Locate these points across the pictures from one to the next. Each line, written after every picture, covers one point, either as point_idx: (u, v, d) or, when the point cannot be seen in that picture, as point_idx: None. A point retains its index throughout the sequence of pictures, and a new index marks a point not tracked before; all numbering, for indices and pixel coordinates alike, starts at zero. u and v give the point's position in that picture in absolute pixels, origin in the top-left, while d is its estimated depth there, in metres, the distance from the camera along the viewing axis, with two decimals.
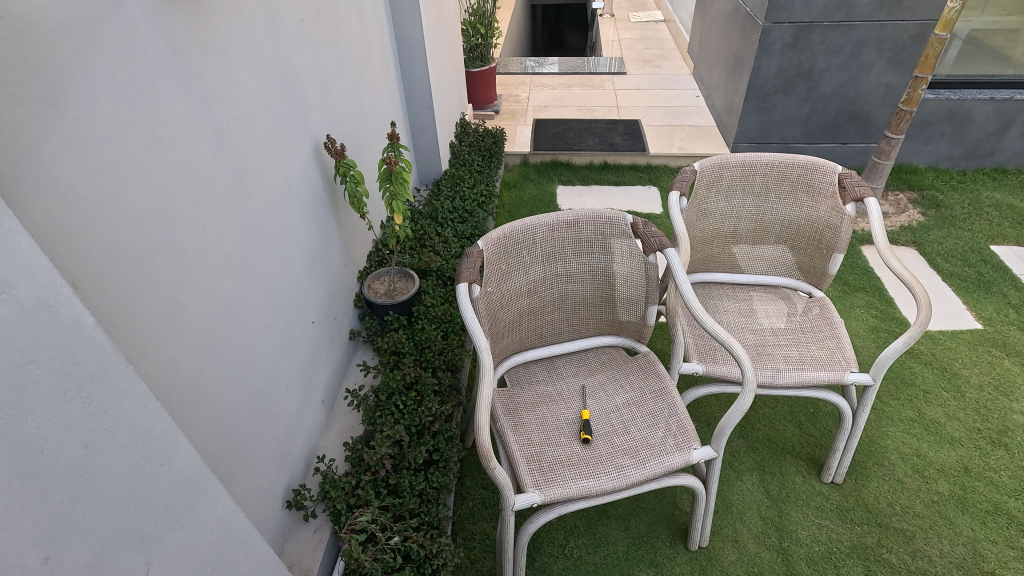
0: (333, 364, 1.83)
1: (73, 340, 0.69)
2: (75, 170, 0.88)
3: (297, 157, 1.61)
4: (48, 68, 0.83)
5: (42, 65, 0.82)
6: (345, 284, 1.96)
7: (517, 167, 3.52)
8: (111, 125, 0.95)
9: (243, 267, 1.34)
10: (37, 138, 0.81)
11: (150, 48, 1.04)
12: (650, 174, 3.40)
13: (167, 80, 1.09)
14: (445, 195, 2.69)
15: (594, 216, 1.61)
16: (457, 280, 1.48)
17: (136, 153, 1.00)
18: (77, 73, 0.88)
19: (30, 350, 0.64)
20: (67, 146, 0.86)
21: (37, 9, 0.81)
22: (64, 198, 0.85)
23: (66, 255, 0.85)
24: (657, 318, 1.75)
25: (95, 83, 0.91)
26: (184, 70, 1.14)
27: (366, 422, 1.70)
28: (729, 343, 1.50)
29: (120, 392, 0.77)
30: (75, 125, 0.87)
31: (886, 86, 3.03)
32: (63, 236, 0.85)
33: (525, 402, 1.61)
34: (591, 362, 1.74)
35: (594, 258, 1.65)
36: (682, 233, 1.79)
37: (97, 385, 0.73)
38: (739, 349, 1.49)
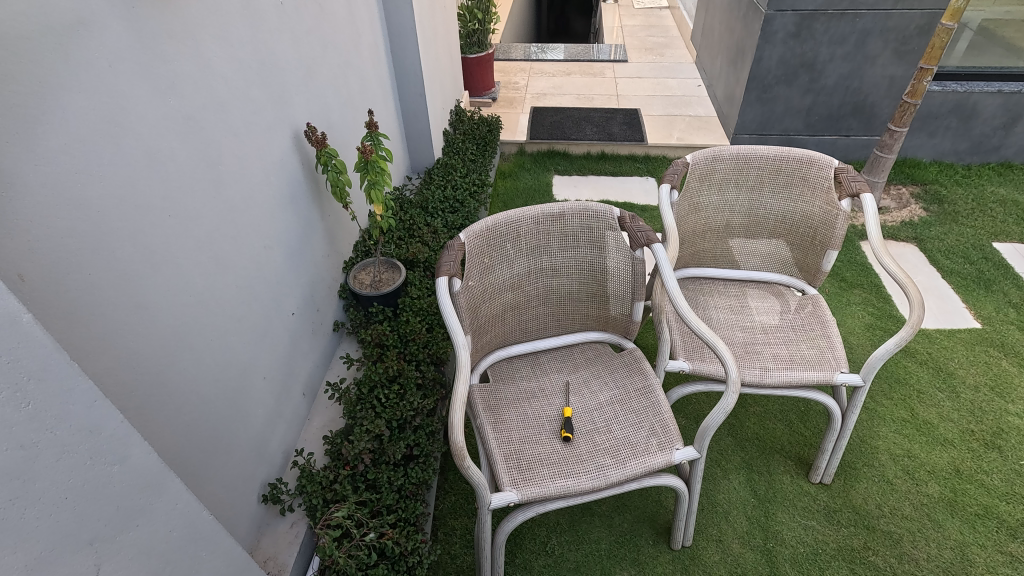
0: (315, 356, 1.81)
1: (7, 338, 0.66)
2: (23, 159, 0.84)
3: (276, 146, 1.56)
4: None
5: None
6: (329, 276, 1.92)
7: (513, 156, 3.47)
8: (64, 111, 0.91)
9: (216, 260, 1.31)
10: None
11: (109, 30, 0.99)
12: (648, 165, 3.35)
13: (129, 66, 1.04)
14: (436, 185, 2.64)
15: (580, 209, 1.57)
16: (437, 274, 1.45)
17: (93, 140, 0.96)
18: (25, 57, 0.84)
19: None
20: (12, 134, 0.82)
21: None
22: (8, 188, 0.82)
23: (10, 248, 0.82)
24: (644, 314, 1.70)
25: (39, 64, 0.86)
26: (149, 55, 1.09)
27: (346, 415, 1.68)
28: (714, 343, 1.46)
29: (64, 391, 0.74)
30: (22, 111, 0.84)
31: (891, 78, 2.95)
32: (6, 228, 0.81)
33: (506, 398, 1.58)
34: (576, 358, 1.71)
35: (580, 253, 1.61)
36: (671, 228, 1.74)
37: (35, 385, 0.70)
38: (724, 350, 1.45)
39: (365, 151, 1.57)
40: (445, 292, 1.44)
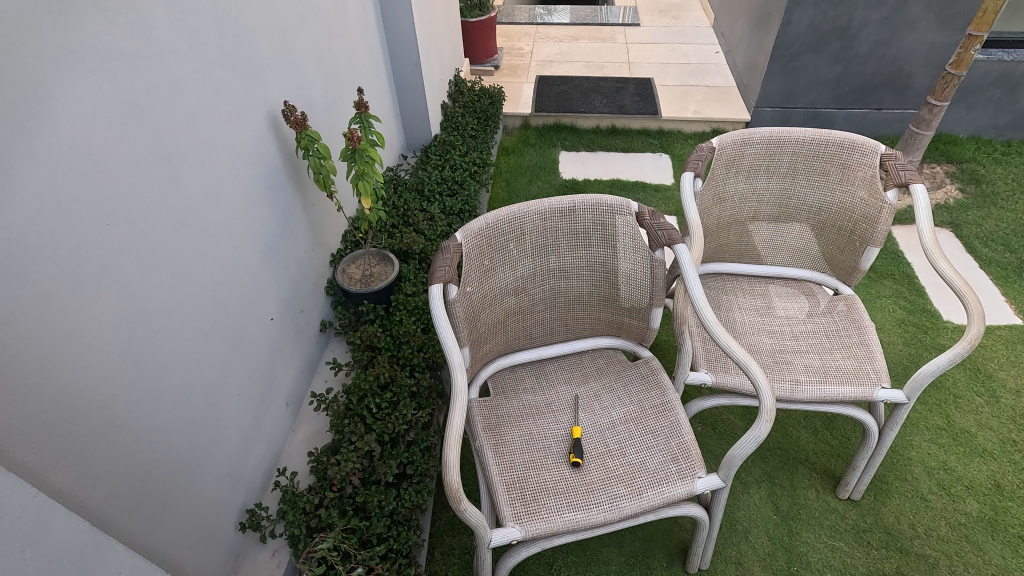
0: (299, 362, 1.65)
1: None
2: None
3: (246, 130, 1.36)
4: None
5: None
6: (315, 272, 1.75)
7: (517, 130, 3.23)
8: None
9: (171, 270, 1.13)
10: None
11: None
12: (662, 140, 3.12)
13: (47, 43, 0.85)
14: (433, 165, 2.44)
15: (593, 204, 1.38)
16: (430, 280, 1.27)
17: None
18: None
19: None
20: None
21: None
22: None
23: None
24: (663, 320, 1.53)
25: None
26: (74, 27, 0.89)
27: (334, 429, 1.53)
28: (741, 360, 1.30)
29: None
30: None
31: (931, 45, 2.70)
32: None
33: (509, 415, 1.43)
34: (586, 368, 1.54)
35: (592, 252, 1.43)
36: (694, 222, 1.54)
37: None
38: (754, 368, 1.29)
39: (353, 138, 1.37)
40: (440, 300, 1.27)
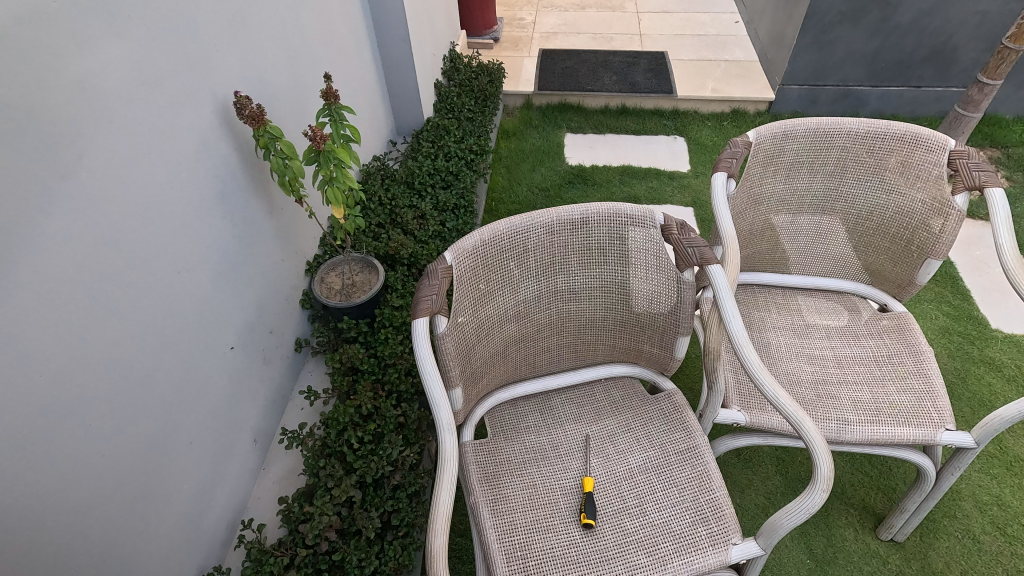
0: (269, 391, 1.44)
1: None
2: None
3: (189, 127, 1.13)
4: None
5: None
6: (287, 286, 1.53)
7: (518, 110, 2.97)
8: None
9: (86, 310, 0.92)
10: None
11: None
12: (677, 122, 2.85)
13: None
14: (424, 153, 2.19)
15: (609, 215, 1.15)
16: (413, 314, 1.06)
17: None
18: None
19: None
20: None
21: None
22: None
23: None
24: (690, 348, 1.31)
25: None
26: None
27: (308, 471, 1.34)
28: (793, 414, 1.05)
29: None
30: None
31: (982, 14, 2.42)
32: None
33: (509, 462, 1.23)
34: (599, 401, 1.33)
35: (608, 271, 1.21)
36: (727, 233, 1.25)
37: None
38: (810, 426, 1.04)
39: (318, 138, 1.14)
40: (424, 338, 1.03)
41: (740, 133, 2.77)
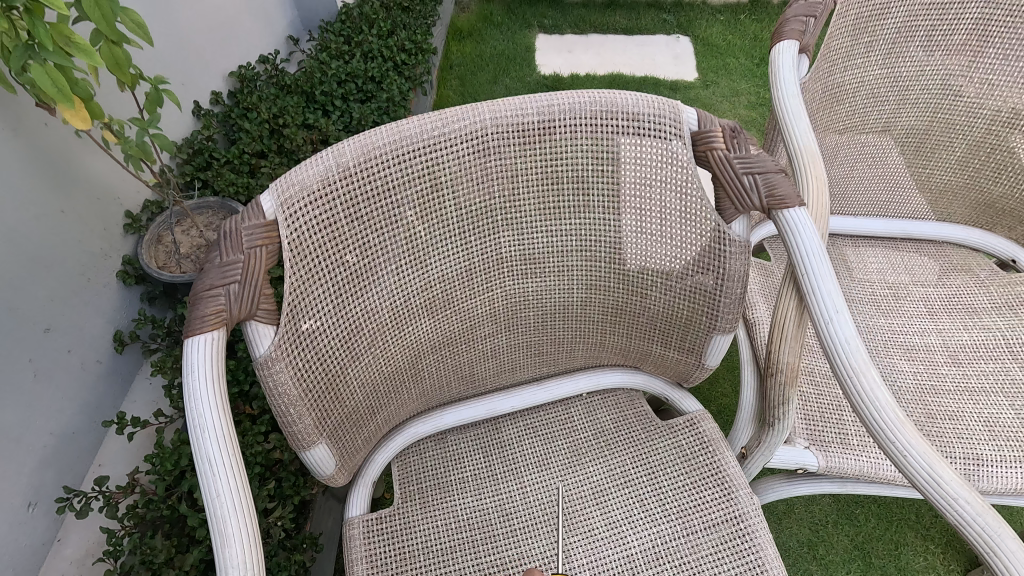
0: (55, 426, 0.90)
1: None
2: None
3: None
4: None
5: None
6: (81, 256, 0.95)
7: (475, 4, 2.28)
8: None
9: None
10: None
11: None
12: (680, 16, 2.22)
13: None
14: (335, 53, 1.56)
15: (587, 115, 0.61)
16: (186, 328, 0.50)
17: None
18: None
19: None
20: None
21: None
22: None
23: None
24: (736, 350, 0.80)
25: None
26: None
27: (115, 553, 0.84)
28: (971, 518, 0.49)
29: None
30: None
31: None
32: None
33: (427, 547, 0.73)
34: (578, 433, 0.83)
35: (589, 221, 0.67)
36: (806, 141, 0.70)
37: None
38: (1012, 543, 0.47)
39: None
40: (205, 382, 0.49)
41: (760, 29, 2.16)
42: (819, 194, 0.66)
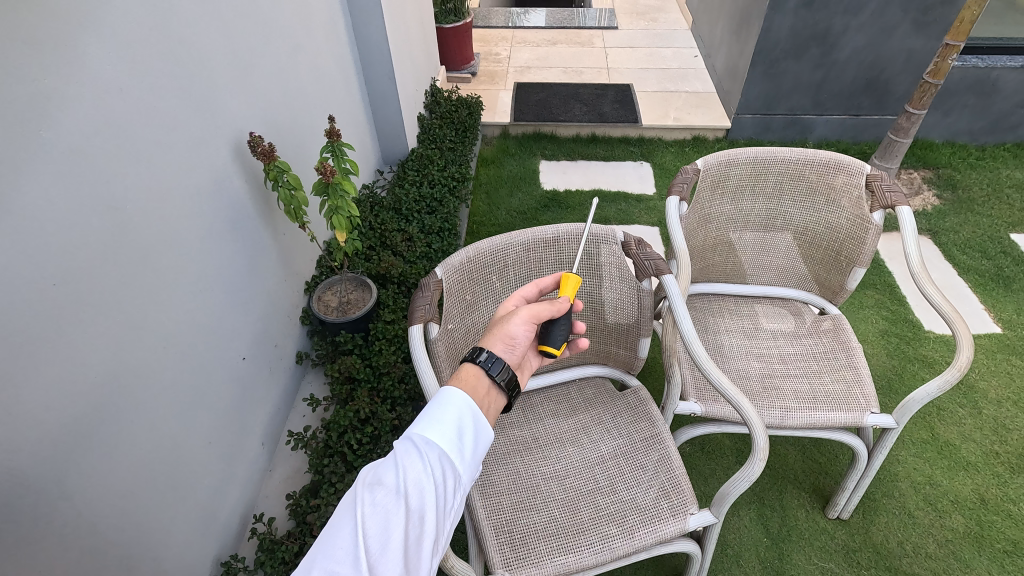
0: (274, 401, 1.56)
1: None
2: None
3: (209, 165, 1.25)
4: None
5: None
6: (287, 305, 1.66)
7: (496, 139, 3.17)
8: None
9: (122, 324, 1.02)
10: None
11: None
12: (643, 149, 3.09)
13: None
14: (410, 182, 2.35)
15: (575, 234, 1.34)
16: (410, 321, 1.23)
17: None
18: None
19: None
20: None
21: None
22: None
23: None
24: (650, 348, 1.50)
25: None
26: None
27: (312, 469, 1.47)
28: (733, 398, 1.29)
29: None
30: None
31: (909, 52, 2.70)
32: None
33: (496, 451, 1.39)
34: (573, 399, 1.51)
35: (578, 283, 1.39)
36: (680, 247, 1.52)
37: None
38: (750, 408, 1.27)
39: (326, 171, 1.30)
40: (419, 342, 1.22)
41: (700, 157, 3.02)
42: (682, 278, 1.48)
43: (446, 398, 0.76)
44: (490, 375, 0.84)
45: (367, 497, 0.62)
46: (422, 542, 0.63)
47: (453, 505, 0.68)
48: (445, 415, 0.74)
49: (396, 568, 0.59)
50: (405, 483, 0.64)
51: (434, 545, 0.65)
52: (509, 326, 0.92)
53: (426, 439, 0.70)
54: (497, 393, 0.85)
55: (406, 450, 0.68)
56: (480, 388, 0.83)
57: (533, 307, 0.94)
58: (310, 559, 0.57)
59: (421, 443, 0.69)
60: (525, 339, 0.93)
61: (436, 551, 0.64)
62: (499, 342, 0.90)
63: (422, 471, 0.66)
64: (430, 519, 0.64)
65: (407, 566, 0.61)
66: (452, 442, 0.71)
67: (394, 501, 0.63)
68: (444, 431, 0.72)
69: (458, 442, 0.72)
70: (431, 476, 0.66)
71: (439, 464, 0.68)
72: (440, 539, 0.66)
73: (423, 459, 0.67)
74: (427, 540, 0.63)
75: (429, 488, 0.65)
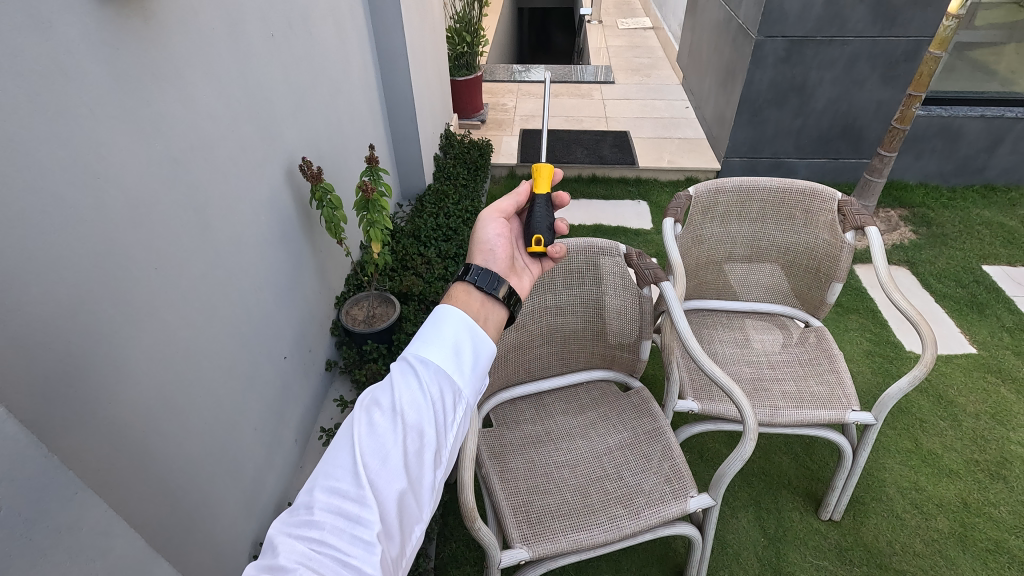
0: (306, 401, 1.69)
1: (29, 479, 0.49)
2: (16, 227, 0.74)
3: (269, 182, 1.44)
4: None
5: None
6: (320, 315, 1.81)
7: (504, 179, 3.41)
8: (9, 135, 0.74)
9: (205, 310, 1.16)
10: None
11: (80, 51, 0.85)
12: (640, 188, 3.32)
13: (108, 94, 0.91)
14: (427, 213, 2.57)
15: (584, 247, 1.52)
16: None
17: (48, 169, 0.79)
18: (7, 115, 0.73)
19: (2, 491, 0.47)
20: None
21: None
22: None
23: None
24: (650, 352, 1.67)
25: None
26: (128, 81, 0.95)
27: None
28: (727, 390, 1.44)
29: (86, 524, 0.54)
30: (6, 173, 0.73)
31: (878, 102, 2.98)
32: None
33: (512, 443, 1.52)
34: (581, 398, 1.65)
35: (587, 290, 1.56)
36: (676, 262, 1.71)
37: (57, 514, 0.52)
38: (742, 399, 1.42)
39: (366, 187, 1.52)
40: None
41: None
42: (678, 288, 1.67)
43: (442, 316, 0.68)
44: (482, 288, 0.76)
45: (363, 420, 0.59)
46: (424, 459, 0.59)
47: (457, 422, 0.63)
48: (443, 331, 0.67)
49: (397, 486, 0.56)
50: (401, 404, 0.60)
51: (438, 461, 0.61)
52: (479, 230, 0.92)
53: (422, 358, 0.64)
54: (495, 304, 0.77)
55: (402, 371, 0.63)
56: (472, 302, 0.74)
57: (494, 205, 0.95)
58: (311, 481, 0.56)
59: (416, 363, 0.63)
60: (501, 233, 0.92)
61: (442, 466, 0.61)
62: (477, 249, 0.89)
63: (418, 391, 0.62)
64: (429, 437, 0.60)
65: (410, 483, 0.58)
66: (451, 359, 0.65)
67: (390, 423, 0.59)
68: (441, 349, 0.65)
69: (458, 359, 0.65)
70: (428, 396, 0.62)
71: (437, 382, 0.63)
72: (446, 455, 0.62)
73: (419, 379, 0.62)
74: (429, 456, 0.60)
75: (426, 408, 0.61)
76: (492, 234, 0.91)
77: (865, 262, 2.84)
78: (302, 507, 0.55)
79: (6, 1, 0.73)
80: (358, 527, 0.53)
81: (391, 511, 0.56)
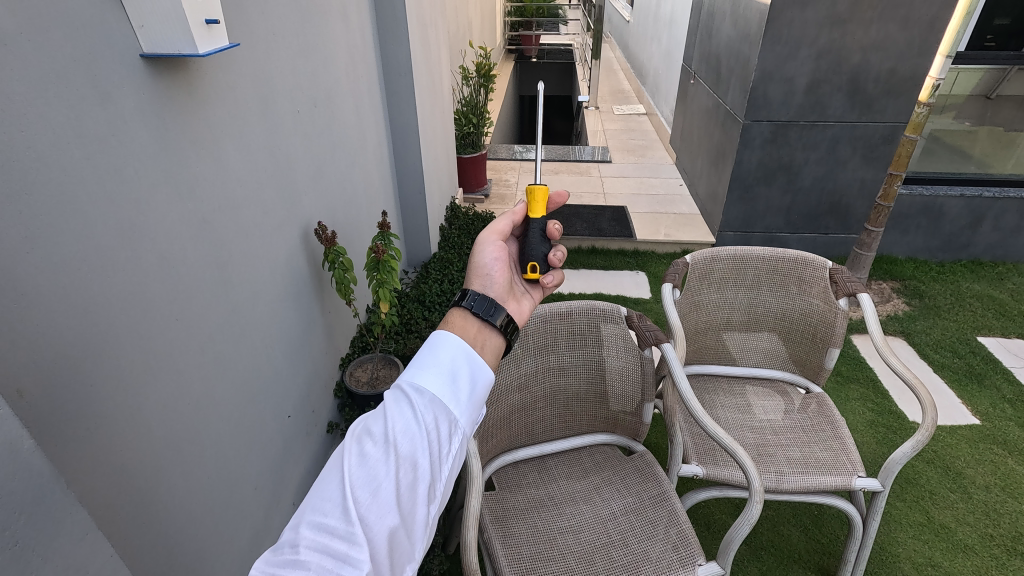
0: (306, 462, 1.67)
1: (55, 505, 0.50)
2: (57, 277, 0.79)
3: (285, 243, 1.51)
4: (45, 175, 0.77)
5: (41, 170, 0.76)
6: (324, 376, 1.83)
7: None
8: (64, 189, 0.80)
9: (218, 362, 1.19)
10: (14, 243, 0.72)
11: (132, 118, 0.94)
12: (638, 260, 3.43)
13: (151, 157, 0.99)
14: (432, 280, 2.64)
15: (587, 308, 1.57)
16: None
17: (92, 220, 0.85)
18: (65, 175, 0.80)
19: (26, 516, 0.48)
20: (44, 243, 0.77)
21: (33, 109, 0.76)
22: (34, 307, 0.75)
23: (28, 362, 0.73)
24: (653, 415, 1.67)
25: (48, 142, 0.78)
26: (169, 146, 1.04)
27: None
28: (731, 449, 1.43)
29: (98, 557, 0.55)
30: (57, 227, 0.79)
31: (862, 181, 3.15)
32: (29, 347, 0.73)
33: (513, 508, 1.49)
34: (584, 462, 1.64)
35: (589, 351, 1.59)
36: (676, 326, 1.75)
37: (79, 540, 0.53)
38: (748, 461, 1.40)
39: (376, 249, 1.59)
40: None
41: None
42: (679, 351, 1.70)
43: (439, 343, 0.71)
44: (479, 314, 0.78)
45: (353, 451, 0.60)
46: (416, 494, 0.60)
47: (451, 454, 0.64)
48: (441, 358, 0.70)
49: (386, 522, 0.58)
50: (393, 433, 0.61)
51: (432, 496, 0.62)
52: (479, 254, 0.94)
53: (415, 388, 0.66)
54: (492, 332, 0.79)
55: (395, 399, 0.65)
56: (470, 328, 0.76)
57: (493, 227, 0.97)
58: (297, 517, 0.57)
59: (411, 392, 0.65)
60: (501, 254, 0.95)
61: (435, 501, 0.62)
62: (476, 274, 0.91)
63: (412, 421, 0.63)
64: (422, 470, 0.61)
65: (401, 519, 0.59)
66: (446, 389, 0.67)
67: (381, 454, 0.60)
68: (435, 376, 0.67)
69: (452, 388, 0.67)
70: (422, 426, 0.63)
71: (431, 410, 0.64)
72: (439, 489, 0.63)
73: (413, 408, 0.64)
74: (421, 491, 0.61)
75: (419, 439, 0.62)
76: (490, 257, 0.94)
77: (861, 332, 2.89)
78: (287, 545, 0.56)
79: (74, 75, 0.82)
80: (346, 567, 0.54)
81: (380, 549, 0.57)
